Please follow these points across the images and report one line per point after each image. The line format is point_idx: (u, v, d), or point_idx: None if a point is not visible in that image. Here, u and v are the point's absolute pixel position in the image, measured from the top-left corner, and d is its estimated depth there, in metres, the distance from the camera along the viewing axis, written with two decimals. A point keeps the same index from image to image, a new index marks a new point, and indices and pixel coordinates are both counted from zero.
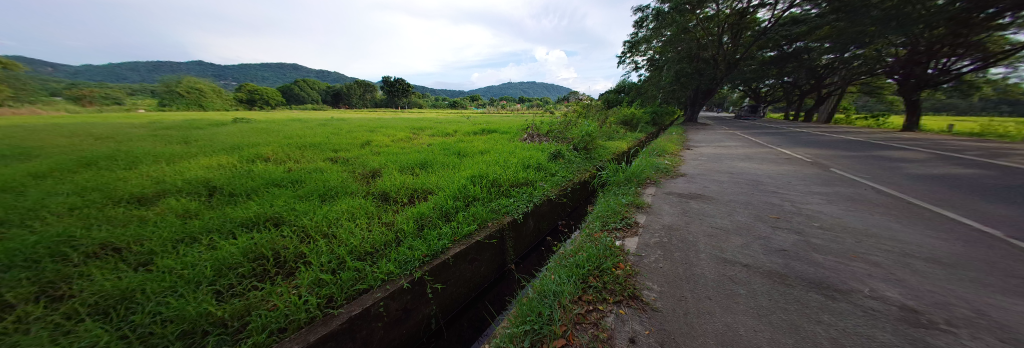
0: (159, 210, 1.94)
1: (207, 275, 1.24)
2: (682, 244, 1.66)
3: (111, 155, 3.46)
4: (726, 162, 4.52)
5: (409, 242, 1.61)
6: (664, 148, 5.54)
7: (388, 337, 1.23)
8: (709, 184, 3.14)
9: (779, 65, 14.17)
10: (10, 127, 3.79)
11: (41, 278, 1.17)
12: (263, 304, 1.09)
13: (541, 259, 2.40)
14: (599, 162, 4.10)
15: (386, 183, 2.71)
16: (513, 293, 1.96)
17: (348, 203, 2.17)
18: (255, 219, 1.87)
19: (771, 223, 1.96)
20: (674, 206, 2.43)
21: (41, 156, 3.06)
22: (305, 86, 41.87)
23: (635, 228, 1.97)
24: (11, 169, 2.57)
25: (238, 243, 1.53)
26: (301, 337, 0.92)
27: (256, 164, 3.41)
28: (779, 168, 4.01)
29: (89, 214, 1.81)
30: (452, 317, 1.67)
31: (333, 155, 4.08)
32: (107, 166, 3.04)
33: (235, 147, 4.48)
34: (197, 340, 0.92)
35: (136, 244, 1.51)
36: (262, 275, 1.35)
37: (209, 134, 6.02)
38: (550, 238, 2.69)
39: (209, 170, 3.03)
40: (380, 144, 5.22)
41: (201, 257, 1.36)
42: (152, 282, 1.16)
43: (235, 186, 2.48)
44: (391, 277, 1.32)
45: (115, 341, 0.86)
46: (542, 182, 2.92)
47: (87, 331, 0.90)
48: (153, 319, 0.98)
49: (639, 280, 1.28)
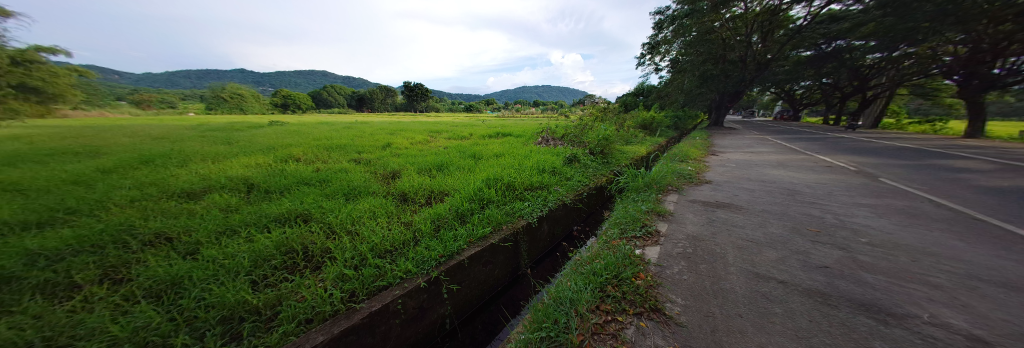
0: (205, 204, 2.13)
1: (245, 266, 1.34)
2: (710, 255, 1.58)
3: (166, 154, 3.86)
4: (756, 170, 4.24)
5: (427, 242, 1.64)
6: (687, 153, 5.30)
7: (404, 335, 1.27)
8: (738, 192, 2.96)
9: (816, 65, 13.15)
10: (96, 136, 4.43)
11: (106, 263, 1.32)
12: (292, 295, 1.15)
13: (555, 264, 2.36)
14: (616, 167, 4.00)
15: (405, 184, 2.80)
16: (528, 298, 1.92)
17: (370, 202, 2.27)
18: (287, 215, 2.00)
19: (810, 237, 1.81)
20: (699, 215, 2.31)
21: (111, 156, 3.48)
22: (332, 91, 44.47)
23: (656, 237, 1.89)
24: (87, 166, 2.95)
25: (272, 237, 1.64)
26: (326, 328, 0.98)
27: (288, 164, 3.66)
28: (818, 176, 3.70)
29: (146, 206, 2.02)
30: (466, 318, 1.68)
31: (356, 156, 4.29)
32: (161, 163, 3.39)
33: (271, 148, 4.84)
34: (235, 327, 1.00)
35: (184, 234, 1.67)
36: (292, 267, 1.43)
37: (247, 136, 6.53)
38: (565, 243, 2.64)
39: (247, 169, 3.28)
40: (399, 146, 5.44)
41: (240, 249, 1.48)
42: (197, 270, 1.27)
43: (270, 184, 2.68)
44: (409, 276, 1.35)
45: (165, 323, 0.96)
46: (557, 186, 2.89)
47: (142, 312, 1.00)
48: (198, 304, 1.08)
49: (660, 292, 1.22)
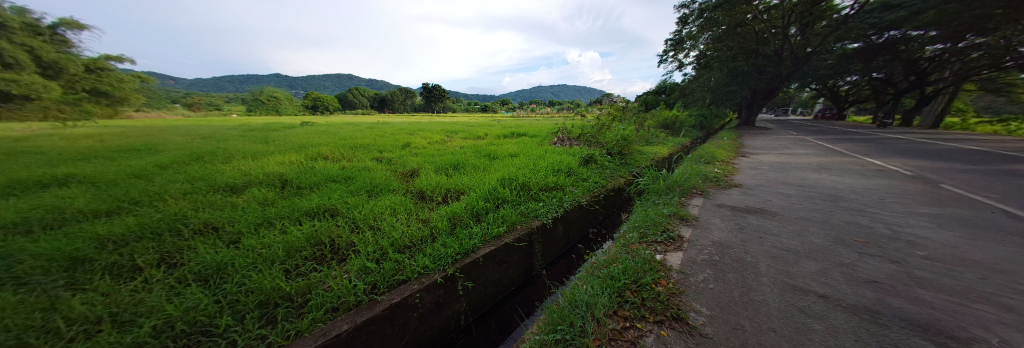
0: (246, 197, 2.33)
1: (280, 255, 1.45)
2: (739, 263, 1.48)
3: (212, 151, 4.25)
4: (792, 173, 3.91)
5: (443, 239, 1.68)
6: (714, 154, 5.00)
7: (421, 328, 1.32)
8: (771, 197, 2.75)
9: (865, 59, 11.90)
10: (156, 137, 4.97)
11: (165, 248, 1.50)
12: (319, 284, 1.23)
13: (570, 266, 2.32)
14: (636, 168, 3.87)
15: (423, 183, 2.88)
16: (542, 299, 1.91)
17: (391, 199, 2.37)
18: (316, 209, 2.13)
19: (856, 248, 1.64)
20: (727, 220, 2.17)
21: (167, 153, 3.89)
22: (357, 94, 46.76)
23: (679, 242, 1.80)
24: (148, 162, 3.33)
25: (303, 229, 1.76)
26: (351, 317, 1.06)
27: (316, 162, 3.90)
28: (866, 181, 3.35)
29: (197, 198, 2.25)
30: (481, 315, 1.70)
31: (378, 155, 4.48)
32: (209, 160, 3.75)
33: (302, 146, 5.19)
34: (270, 311, 1.08)
35: (228, 224, 1.84)
36: (321, 258, 1.53)
37: (282, 135, 7.03)
38: (581, 246, 2.59)
39: (281, 166, 3.53)
40: (418, 146, 5.62)
41: (275, 239, 1.60)
42: (238, 257, 1.40)
43: (301, 180, 2.87)
44: (427, 271, 1.39)
45: (212, 304, 1.07)
46: (573, 187, 2.85)
47: (192, 293, 1.13)
48: (238, 289, 1.18)
49: (683, 300, 1.16)
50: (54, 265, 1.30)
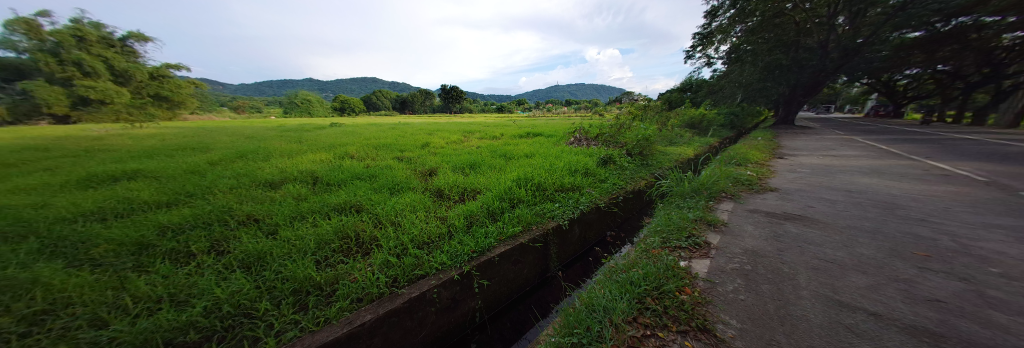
0: (282, 192, 2.53)
1: (311, 247, 1.56)
2: (774, 273, 1.36)
3: (253, 150, 4.65)
4: (837, 177, 3.55)
5: (460, 237, 1.72)
6: (745, 156, 4.66)
7: (438, 322, 1.35)
8: (812, 203, 2.51)
9: (930, 49, 10.52)
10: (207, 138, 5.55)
11: (215, 237, 1.67)
12: (345, 276, 1.30)
13: (586, 269, 2.27)
14: (658, 170, 3.70)
15: (441, 181, 2.95)
16: (557, 301, 1.88)
17: (411, 197, 2.46)
18: (343, 205, 2.26)
19: (916, 262, 1.45)
20: (760, 227, 2.01)
21: (216, 152, 4.33)
22: (380, 96, 48.97)
23: (705, 249, 1.70)
24: (201, 160, 3.72)
25: (331, 223, 1.88)
26: (372, 308, 1.11)
27: (343, 160, 4.14)
28: (930, 187, 2.95)
29: (241, 192, 2.48)
30: (495, 314, 1.72)
31: (398, 155, 4.67)
32: (251, 157, 4.12)
33: (330, 146, 5.54)
34: (302, 298, 1.17)
35: (266, 216, 2.00)
36: (347, 251, 1.62)
37: (313, 135, 7.54)
38: (598, 248, 2.52)
39: (312, 164, 3.80)
40: (436, 145, 5.78)
41: (307, 232, 1.72)
42: (275, 247, 1.52)
43: (330, 177, 3.07)
44: (444, 267, 1.43)
45: (252, 290, 1.17)
46: (590, 188, 2.79)
47: (236, 278, 1.24)
48: (275, 276, 1.29)
49: (710, 310, 1.09)
50: (128, 249, 1.50)
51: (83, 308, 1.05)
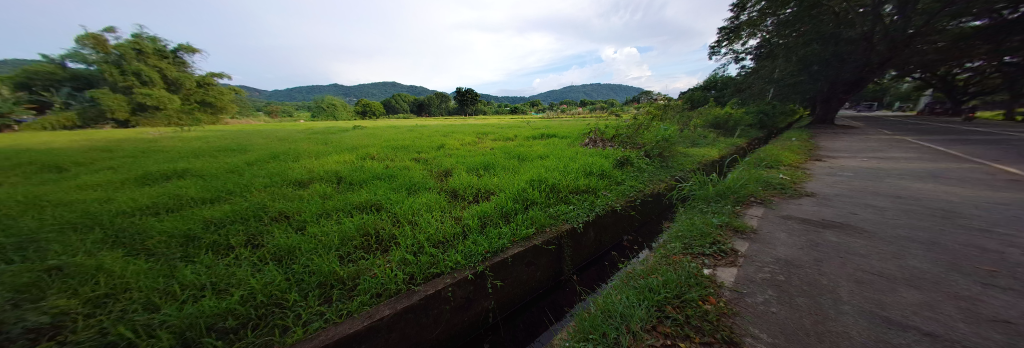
0: (310, 191, 2.69)
1: (335, 243, 1.64)
2: (812, 286, 1.24)
3: (284, 151, 4.99)
4: (885, 181, 3.22)
5: (474, 237, 1.73)
6: (776, 158, 4.35)
7: (452, 321, 1.37)
8: (855, 210, 2.29)
9: None
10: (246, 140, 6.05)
11: (251, 231, 1.80)
12: (366, 271, 1.36)
13: (602, 274, 2.21)
14: (679, 172, 3.54)
15: (455, 182, 3.00)
16: (571, 305, 1.85)
17: (427, 197, 2.52)
18: (364, 204, 2.35)
19: (983, 278, 1.27)
20: (795, 235, 1.86)
21: (252, 153, 4.70)
22: (399, 99, 50.82)
23: (732, 257, 1.59)
24: (239, 160, 4.06)
25: (354, 220, 1.97)
26: (390, 304, 1.15)
27: (364, 161, 4.34)
28: (1000, 194, 2.60)
29: (274, 190, 2.66)
30: (509, 315, 1.71)
31: (415, 156, 4.82)
32: (282, 158, 4.43)
33: (353, 147, 5.83)
34: (327, 291, 1.24)
35: (295, 213, 2.14)
36: (368, 247, 1.69)
37: (337, 138, 7.96)
38: (615, 253, 2.45)
39: (336, 164, 4.01)
40: (451, 147, 5.91)
41: (332, 228, 1.82)
42: (303, 243, 1.61)
43: (352, 177, 3.22)
44: (458, 267, 1.44)
45: (282, 282, 1.25)
46: (606, 191, 2.72)
47: (269, 271, 1.33)
48: (303, 270, 1.37)
49: (737, 322, 1.02)
50: (176, 241, 1.66)
51: (139, 293, 1.17)
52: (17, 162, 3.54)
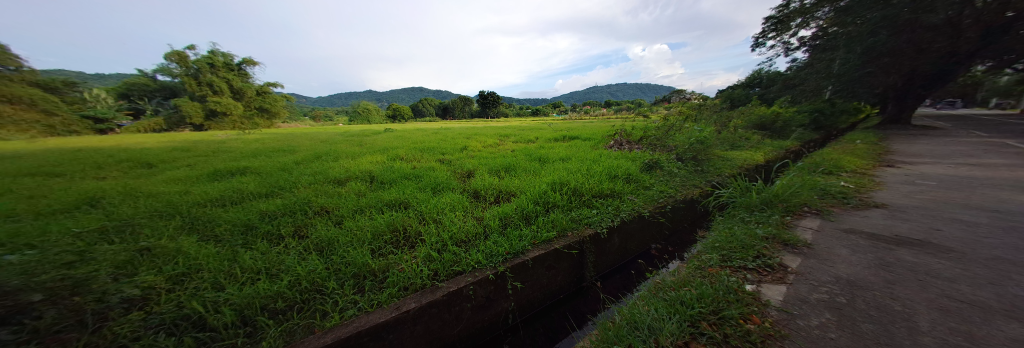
0: (347, 188, 2.93)
1: (368, 237, 1.76)
2: (882, 312, 1.05)
3: (325, 152, 5.46)
4: (982, 192, 2.68)
5: (495, 237, 1.76)
6: (836, 163, 3.83)
7: (474, 319, 1.40)
8: (940, 226, 1.94)
9: None
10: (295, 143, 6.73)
11: (297, 223, 2.01)
12: (394, 265, 1.44)
13: (627, 282, 2.11)
14: (715, 177, 3.27)
15: (477, 183, 3.06)
16: (594, 313, 1.78)
17: (451, 196, 2.61)
18: (394, 202, 2.50)
19: None
20: (860, 251, 1.61)
21: (298, 153, 5.20)
22: (426, 103, 53.19)
23: (779, 272, 1.43)
24: (288, 160, 4.53)
25: (384, 216, 2.10)
26: (415, 298, 1.21)
27: (394, 162, 4.61)
28: None
29: (316, 187, 2.93)
30: (529, 317, 1.71)
31: (440, 157, 5.01)
32: (324, 158, 4.86)
33: (384, 149, 6.22)
34: (361, 282, 1.34)
35: (334, 208, 2.33)
36: (396, 243, 1.79)
37: (371, 139, 8.54)
38: (642, 261, 2.33)
39: (370, 164, 4.31)
40: (474, 149, 6.05)
41: (365, 223, 1.96)
42: (340, 236, 1.76)
43: (384, 176, 3.43)
44: (479, 266, 1.47)
45: (322, 270, 1.38)
46: (632, 196, 2.60)
47: (311, 260, 1.47)
48: (340, 260, 1.49)
49: (784, 346, 0.91)
50: (237, 229, 1.90)
51: (207, 273, 1.36)
52: (122, 160, 4.28)
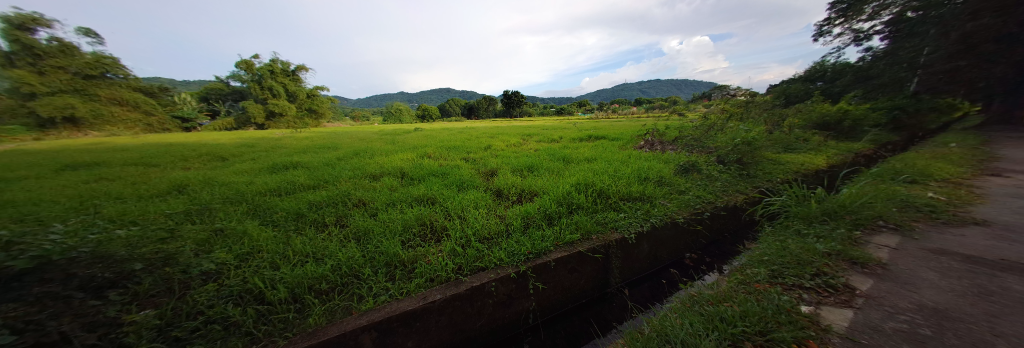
0: (381, 183, 3.13)
1: (398, 230, 1.86)
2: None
3: (362, 149, 5.91)
4: None
5: (517, 236, 1.76)
6: (923, 170, 3.22)
7: (495, 315, 1.42)
8: None
9: None
10: (338, 141, 7.39)
11: (339, 213, 2.20)
12: (422, 257, 1.51)
13: (658, 291, 1.98)
14: (763, 183, 2.93)
15: (501, 182, 3.10)
16: (619, 321, 1.70)
17: (475, 194, 2.67)
18: (422, 197, 2.62)
19: None
20: (956, 276, 1.33)
21: (339, 150, 5.69)
22: (454, 104, 54.98)
23: (844, 294, 1.24)
24: (331, 156, 4.98)
25: (414, 211, 2.21)
26: (440, 290, 1.26)
27: (423, 159, 4.84)
28: None
29: (355, 181, 3.19)
30: (551, 319, 1.68)
31: (465, 156, 5.14)
32: (361, 154, 5.26)
33: (414, 146, 6.56)
34: (392, 270, 1.42)
35: (369, 201, 2.51)
36: (425, 236, 1.88)
37: (402, 138, 9.04)
38: (674, 270, 2.17)
39: (401, 161, 4.58)
40: (498, 148, 6.11)
41: (396, 216, 2.07)
42: (374, 227, 1.88)
43: (413, 173, 3.62)
44: (501, 264, 1.49)
45: (357, 258, 1.49)
46: (664, 200, 2.44)
47: (347, 248, 1.59)
48: (373, 250, 1.60)
49: None
50: (290, 216, 2.14)
51: (266, 254, 1.54)
52: (203, 153, 5.04)
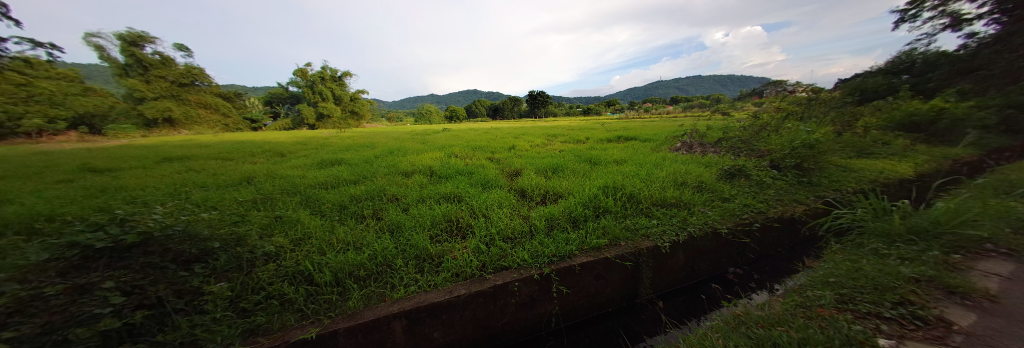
0: (412, 180, 3.31)
1: (427, 225, 1.94)
2: None
3: (396, 148, 6.30)
4: None
5: (542, 238, 1.74)
6: None
7: (518, 315, 1.42)
8: None
9: None
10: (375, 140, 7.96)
11: (374, 207, 2.36)
12: (448, 253, 1.56)
13: (695, 306, 1.82)
14: (827, 192, 2.55)
15: (525, 182, 3.09)
16: (649, 333, 1.60)
17: (499, 193, 2.69)
18: (449, 195, 2.71)
19: None
20: None
21: (375, 149, 6.14)
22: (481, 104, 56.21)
23: (940, 329, 1.02)
24: (368, 153, 5.38)
25: (441, 207, 2.29)
26: (464, 286, 1.29)
27: (450, 158, 5.03)
28: None
29: (389, 178, 3.40)
30: (574, 324, 1.64)
31: (490, 155, 5.22)
32: (395, 153, 5.62)
33: (442, 146, 6.84)
34: (420, 264, 1.49)
35: (401, 196, 2.65)
36: (452, 233, 1.94)
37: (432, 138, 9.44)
38: (715, 285, 1.98)
39: (430, 160, 4.80)
40: (522, 148, 6.13)
41: (426, 212, 2.17)
42: (404, 222, 1.99)
43: (441, 171, 3.76)
44: (524, 264, 1.48)
45: (389, 249, 1.59)
46: (703, 207, 2.24)
47: (380, 240, 1.70)
48: (403, 243, 1.68)
49: None
50: (334, 207, 2.36)
51: (314, 240, 1.71)
52: (265, 150, 5.78)
